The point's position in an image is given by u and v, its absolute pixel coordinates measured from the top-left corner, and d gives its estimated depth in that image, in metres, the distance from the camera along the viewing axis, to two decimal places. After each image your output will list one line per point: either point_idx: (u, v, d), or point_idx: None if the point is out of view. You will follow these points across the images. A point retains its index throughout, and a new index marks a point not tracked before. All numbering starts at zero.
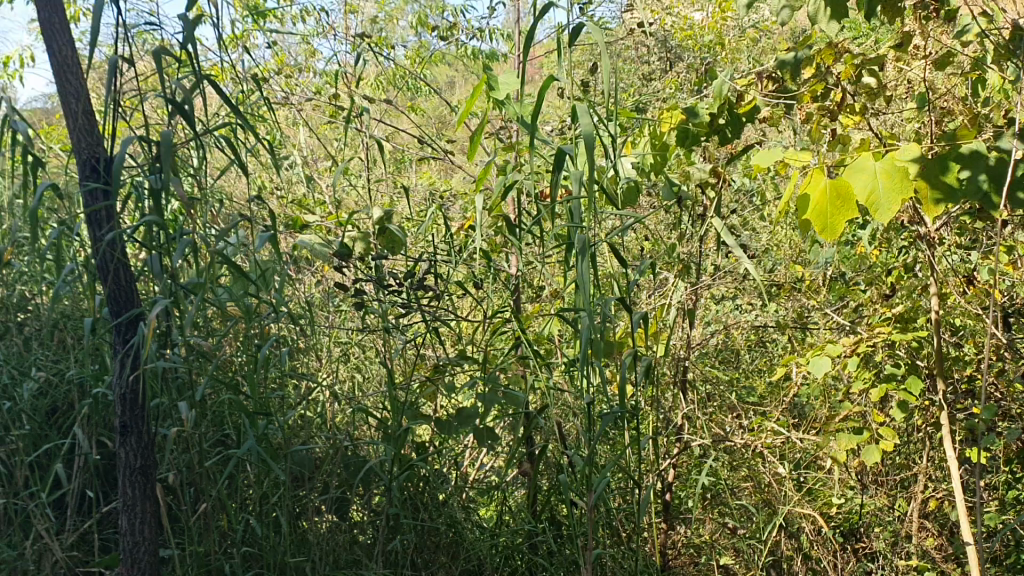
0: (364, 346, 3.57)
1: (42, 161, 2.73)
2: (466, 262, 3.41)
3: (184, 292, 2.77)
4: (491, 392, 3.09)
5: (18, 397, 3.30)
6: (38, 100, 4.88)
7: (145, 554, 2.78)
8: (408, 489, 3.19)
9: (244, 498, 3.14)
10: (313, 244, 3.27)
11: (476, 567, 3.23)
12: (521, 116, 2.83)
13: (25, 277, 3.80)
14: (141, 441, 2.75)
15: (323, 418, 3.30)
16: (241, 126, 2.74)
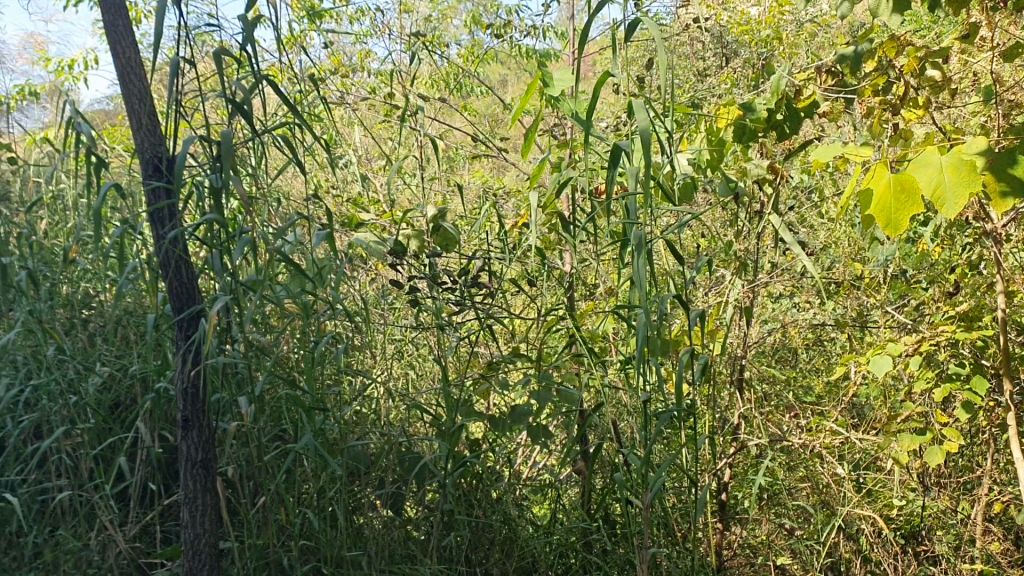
0: (418, 343, 3.59)
1: (107, 162, 2.80)
2: (519, 260, 3.41)
3: (245, 289, 2.82)
4: (545, 390, 3.09)
5: (84, 391, 3.40)
6: (100, 102, 5.00)
7: (206, 545, 2.84)
8: (463, 486, 3.21)
9: (302, 492, 3.19)
10: (368, 243, 3.29)
11: (531, 564, 3.24)
12: (576, 113, 2.83)
13: (90, 275, 3.90)
14: (202, 435, 2.80)
15: (378, 415, 3.33)
16: (299, 126, 2.77)
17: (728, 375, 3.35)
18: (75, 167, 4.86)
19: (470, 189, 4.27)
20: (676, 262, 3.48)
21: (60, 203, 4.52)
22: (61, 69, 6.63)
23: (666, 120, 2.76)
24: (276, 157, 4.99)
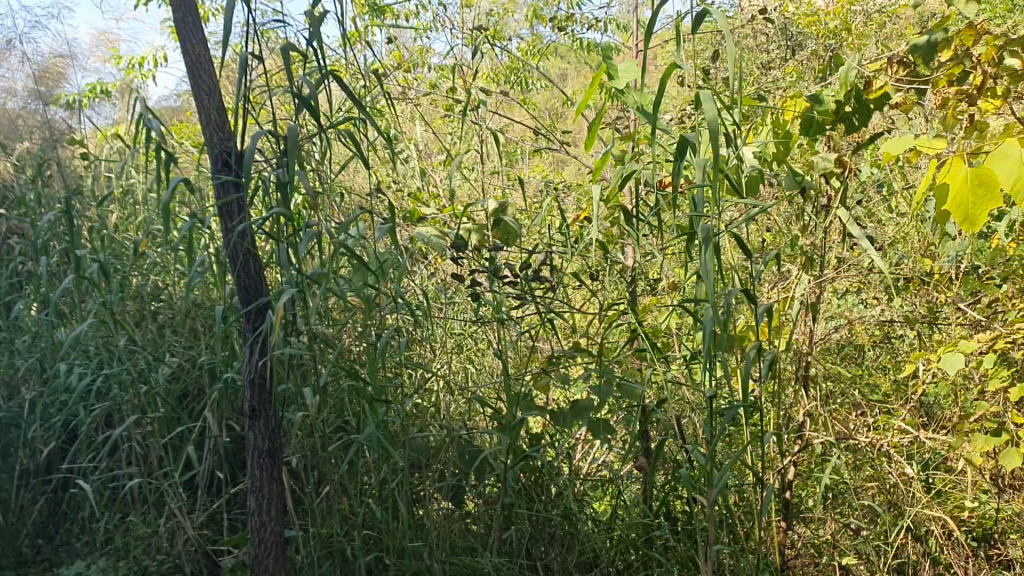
0: (478, 338, 3.60)
1: (176, 158, 2.86)
2: (582, 253, 3.40)
3: (310, 281, 2.84)
4: (606, 384, 3.07)
5: (154, 381, 3.49)
6: (169, 99, 5.13)
7: (272, 533, 2.89)
8: (524, 480, 3.22)
9: (364, 483, 3.23)
10: (429, 237, 3.22)
11: (591, 559, 3.21)
12: (641, 106, 2.81)
13: (159, 268, 3.99)
14: (269, 425, 2.85)
15: (439, 408, 3.35)
16: (364, 121, 2.79)
17: (794, 371, 3.32)
18: (145, 163, 4.99)
19: (531, 182, 4.26)
20: (740, 257, 3.44)
21: (131, 198, 4.64)
22: (132, 67, 6.79)
23: (732, 113, 2.73)
24: (339, 152, 5.05)
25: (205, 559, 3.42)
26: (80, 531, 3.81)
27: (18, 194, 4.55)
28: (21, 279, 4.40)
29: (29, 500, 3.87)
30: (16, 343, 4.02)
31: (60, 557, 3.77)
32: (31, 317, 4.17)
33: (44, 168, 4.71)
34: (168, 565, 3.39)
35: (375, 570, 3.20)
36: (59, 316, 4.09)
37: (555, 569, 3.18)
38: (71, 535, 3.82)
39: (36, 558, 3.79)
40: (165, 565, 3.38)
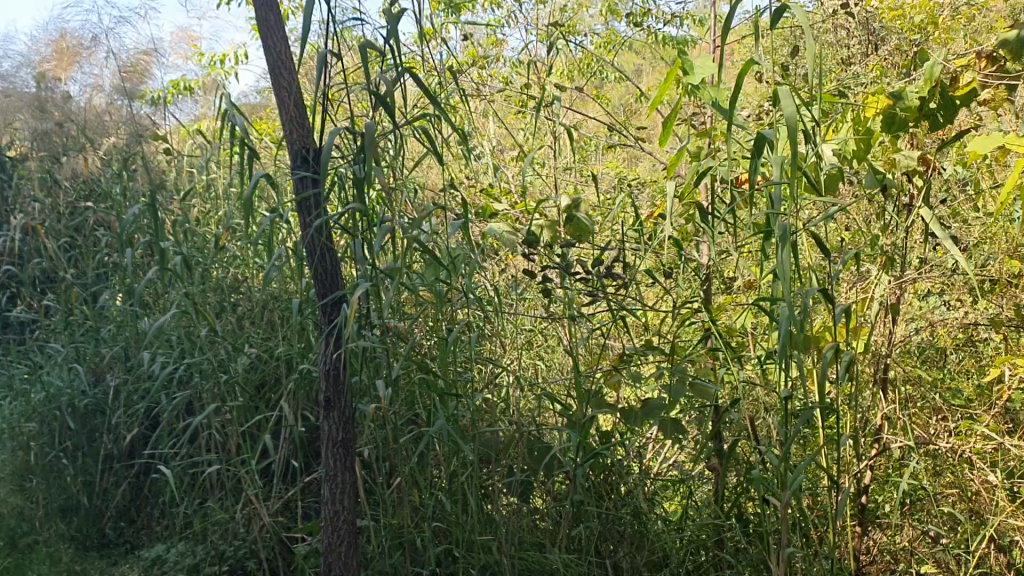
0: (548, 334, 3.59)
1: (257, 153, 2.92)
2: (656, 251, 3.38)
3: (384, 275, 2.87)
4: (679, 383, 3.05)
5: (232, 370, 3.57)
6: (250, 95, 5.25)
7: (344, 522, 2.92)
8: (594, 478, 3.21)
9: (434, 476, 3.26)
10: (501, 233, 3.31)
11: (661, 559, 3.19)
12: (718, 102, 2.78)
13: (239, 261, 4.10)
14: (343, 416, 2.90)
15: (509, 404, 3.36)
16: (438, 117, 2.80)
17: (872, 373, 3.24)
18: (225, 159, 5.13)
19: (605, 178, 4.24)
20: (818, 256, 3.37)
21: (212, 192, 4.76)
22: (213, 65, 6.93)
23: (811, 109, 2.69)
24: (413, 149, 5.09)
25: (279, 546, 3.49)
26: (160, 516, 3.93)
27: (106, 188, 4.73)
28: (107, 271, 4.57)
29: (113, 484, 4.03)
30: (103, 332, 4.20)
31: (140, 540, 3.91)
32: (117, 307, 4.32)
33: (130, 163, 4.88)
34: (244, 551, 3.47)
35: (444, 562, 3.23)
36: (143, 307, 4.24)
37: (624, 568, 3.16)
38: (151, 519, 3.95)
39: (118, 540, 3.95)
40: (241, 550, 3.47)
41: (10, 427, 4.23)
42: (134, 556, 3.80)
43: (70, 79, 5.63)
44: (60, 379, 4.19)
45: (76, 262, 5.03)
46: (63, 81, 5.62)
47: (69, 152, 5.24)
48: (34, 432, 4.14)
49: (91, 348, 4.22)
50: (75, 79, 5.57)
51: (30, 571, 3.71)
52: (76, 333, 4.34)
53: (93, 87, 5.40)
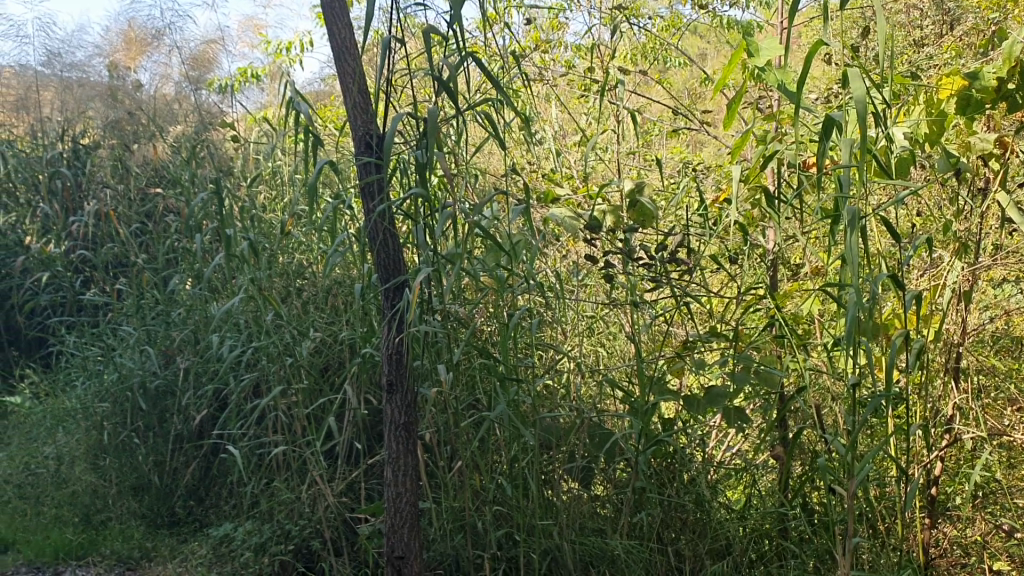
0: (609, 321, 3.54)
1: (322, 140, 2.95)
2: (720, 236, 3.34)
3: (446, 260, 2.89)
4: (743, 370, 3.03)
5: (298, 353, 3.64)
6: (315, 82, 5.32)
7: (407, 504, 2.96)
8: (655, 464, 3.18)
9: (495, 461, 3.27)
10: (563, 218, 3.26)
11: (723, 547, 3.15)
12: (784, 85, 2.74)
13: (305, 247, 4.16)
14: (406, 399, 2.93)
15: (569, 390, 3.35)
16: (501, 102, 2.80)
17: (942, 362, 3.17)
18: (289, 146, 5.19)
19: (669, 162, 4.19)
20: (887, 242, 3.29)
21: (277, 179, 4.84)
22: (279, 52, 7.00)
23: (881, 91, 2.62)
24: (475, 134, 5.08)
25: (343, 527, 3.55)
26: (228, 495, 4.02)
27: (175, 175, 4.84)
28: (176, 256, 4.68)
29: (183, 463, 4.13)
30: (173, 316, 4.31)
31: (209, 518, 4.00)
32: (186, 291, 4.43)
33: (197, 151, 4.98)
34: (309, 530, 3.54)
35: (505, 546, 3.25)
36: (212, 291, 4.34)
37: (686, 555, 3.13)
38: (220, 497, 4.04)
39: (187, 518, 4.04)
40: (306, 530, 3.54)
41: (85, 406, 4.38)
42: (203, 533, 3.90)
43: (140, 67, 5.76)
44: (132, 361, 4.31)
45: (147, 247, 5.17)
46: (134, 70, 5.76)
47: (140, 140, 5.38)
48: (107, 412, 4.28)
49: (161, 331, 4.34)
50: (145, 67, 5.69)
51: (103, 547, 3.88)
52: (147, 316, 4.46)
53: (163, 76, 5.60)
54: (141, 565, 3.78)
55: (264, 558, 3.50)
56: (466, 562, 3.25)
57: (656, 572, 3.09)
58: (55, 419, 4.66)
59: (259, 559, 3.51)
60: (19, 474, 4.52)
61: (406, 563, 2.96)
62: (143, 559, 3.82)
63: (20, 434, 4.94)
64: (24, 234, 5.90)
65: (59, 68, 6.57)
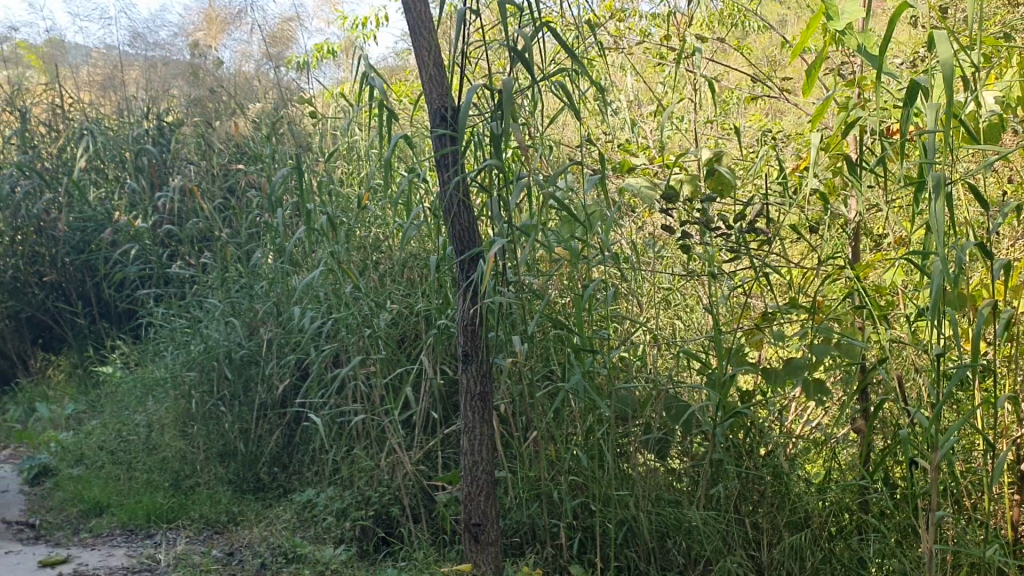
0: (686, 293, 3.53)
1: (397, 114, 2.99)
2: (800, 206, 3.28)
3: (520, 231, 2.91)
4: (824, 341, 3.00)
5: (376, 325, 3.74)
6: (390, 57, 5.35)
7: (483, 473, 3.01)
8: (732, 436, 3.16)
9: (570, 432, 3.29)
10: (640, 187, 3.24)
11: (801, 520, 3.12)
12: (866, 48, 2.67)
13: (381, 221, 4.22)
14: (481, 369, 2.98)
15: (646, 361, 3.35)
16: (577, 72, 2.78)
17: None
18: (365, 120, 5.24)
19: (747, 131, 4.12)
20: (975, 210, 3.19)
21: (355, 153, 4.91)
22: (356, 27, 7.05)
23: (970, 53, 2.53)
24: (550, 106, 5.04)
25: (421, 494, 3.62)
26: (310, 462, 4.12)
27: (256, 151, 4.97)
28: (259, 231, 4.81)
29: (267, 431, 4.26)
30: (256, 289, 4.44)
31: (292, 484, 4.12)
32: (268, 265, 4.55)
33: (277, 128, 5.09)
34: (388, 497, 3.63)
35: (581, 515, 3.28)
36: (292, 264, 4.44)
37: (764, 528, 3.11)
38: (303, 464, 4.15)
39: (272, 484, 4.16)
40: (385, 496, 3.62)
41: (175, 375, 4.55)
42: (287, 498, 4.02)
43: (221, 46, 5.83)
44: (218, 332, 4.45)
45: (230, 222, 5.31)
46: (216, 49, 5.85)
47: (222, 117, 5.51)
48: (195, 380, 4.44)
49: (245, 303, 4.47)
50: (225, 46, 5.79)
51: (192, 511, 4.05)
52: (231, 289, 4.60)
53: (242, 53, 5.66)
54: (228, 527, 3.92)
55: (346, 523, 3.61)
56: (542, 531, 3.29)
57: (734, 544, 3.07)
58: (146, 387, 4.86)
59: (342, 524, 3.63)
60: (113, 439, 4.74)
61: (483, 530, 3.04)
62: (230, 522, 3.96)
63: (113, 401, 5.16)
64: (114, 209, 6.11)
65: (144, 48, 6.67)
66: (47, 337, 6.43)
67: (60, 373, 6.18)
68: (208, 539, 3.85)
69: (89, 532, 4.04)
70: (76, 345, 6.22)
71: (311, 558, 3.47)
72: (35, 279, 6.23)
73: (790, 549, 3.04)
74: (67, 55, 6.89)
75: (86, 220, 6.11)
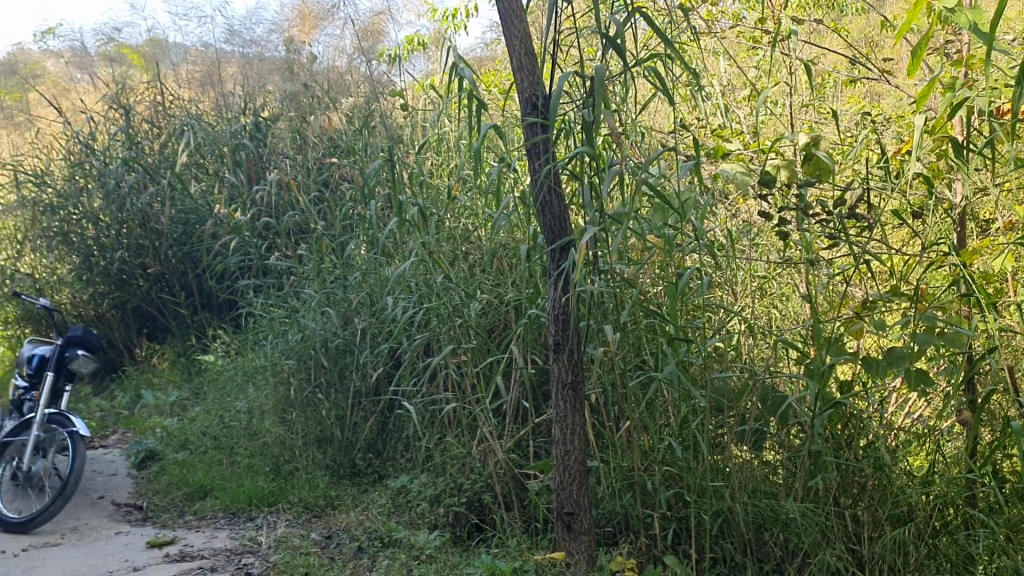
0: (782, 281, 3.46)
1: (488, 104, 3.01)
2: (903, 190, 3.18)
3: (612, 219, 2.90)
4: (928, 330, 2.89)
5: (468, 314, 3.77)
6: (479, 48, 5.36)
7: (575, 462, 3.03)
8: (831, 428, 3.09)
9: (664, 423, 3.26)
10: (734, 173, 3.18)
11: (904, 514, 3.02)
12: (976, 25, 2.55)
13: (472, 211, 4.25)
14: (572, 359, 2.99)
15: (740, 351, 3.29)
16: (670, 57, 2.75)
17: None
18: (455, 111, 5.27)
19: (844, 115, 4.01)
20: None
21: (445, 144, 4.95)
22: (446, 19, 7.09)
23: None
24: (641, 93, 4.98)
25: (513, 482, 3.65)
26: (404, 449, 4.19)
27: (349, 144, 5.06)
28: (352, 222, 4.91)
29: (362, 418, 4.34)
30: (350, 279, 4.53)
31: (387, 470, 4.20)
32: (361, 256, 4.63)
33: (369, 121, 5.17)
34: (480, 484, 3.66)
35: (675, 506, 3.25)
36: (385, 255, 4.51)
37: (864, 522, 3.03)
38: (396, 451, 4.22)
39: (367, 469, 4.25)
40: (477, 483, 3.66)
41: (273, 363, 4.68)
42: (382, 484, 4.10)
43: (314, 41, 6.01)
44: (314, 322, 4.55)
45: (324, 214, 5.43)
46: (308, 44, 6.02)
47: (316, 111, 5.62)
48: (293, 368, 4.56)
49: (339, 293, 4.56)
50: (319, 41, 5.96)
51: (291, 495, 4.18)
52: (326, 280, 4.70)
53: (335, 48, 5.84)
54: (326, 511, 4.03)
55: (439, 509, 3.66)
56: (636, 521, 3.28)
57: (833, 537, 3.00)
58: (246, 375, 5.02)
59: (435, 510, 3.68)
60: (215, 425, 4.91)
61: (576, 519, 3.06)
62: (327, 506, 4.06)
63: (215, 388, 5.34)
64: (213, 202, 6.32)
65: (240, 45, 6.74)
66: (151, 326, 6.74)
67: (165, 361, 6.46)
68: (307, 523, 3.96)
69: (195, 514, 4.22)
70: (179, 334, 6.48)
71: (406, 542, 3.53)
72: (140, 271, 6.50)
73: (892, 543, 2.96)
74: (168, 54, 6.99)
75: (187, 213, 6.34)
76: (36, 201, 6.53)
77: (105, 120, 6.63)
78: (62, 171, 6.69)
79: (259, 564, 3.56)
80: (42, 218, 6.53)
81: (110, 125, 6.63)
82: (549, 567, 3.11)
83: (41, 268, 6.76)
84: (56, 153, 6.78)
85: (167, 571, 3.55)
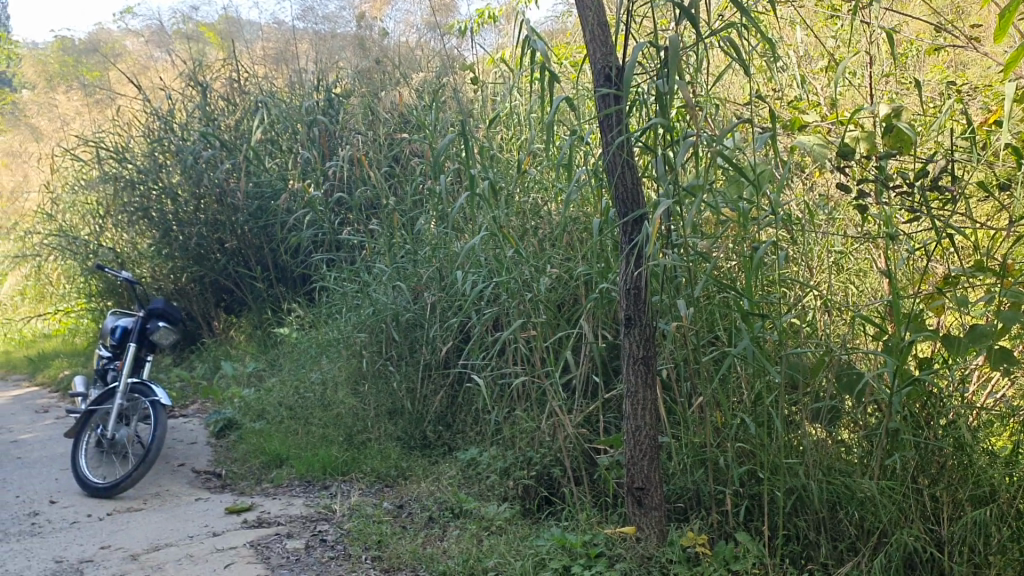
0: (861, 255, 3.38)
1: (559, 77, 2.99)
2: (989, 162, 3.07)
3: (685, 193, 2.86)
4: (1013, 307, 2.79)
5: (538, 289, 3.77)
6: (549, 20, 5.32)
7: (646, 437, 3.03)
8: (910, 406, 3.01)
9: (736, 399, 3.23)
10: (812, 145, 3.11)
11: (986, 495, 2.94)
12: None
13: (542, 185, 4.23)
14: (643, 333, 2.98)
15: (816, 327, 3.23)
16: (746, 25, 2.69)
17: None
18: (526, 84, 5.24)
19: (927, 84, 3.88)
20: None
21: (515, 118, 4.93)
22: None
23: None
24: (714, 64, 4.88)
25: (583, 457, 3.65)
26: (473, 421, 4.23)
27: (419, 119, 5.08)
28: (423, 197, 4.94)
29: (433, 390, 4.39)
30: (421, 253, 4.56)
31: (457, 442, 4.24)
32: (432, 231, 4.66)
33: (439, 95, 5.18)
34: (550, 458, 3.67)
35: (748, 482, 3.22)
36: (455, 230, 4.53)
37: (944, 501, 2.95)
38: (467, 424, 4.26)
39: (437, 441, 4.30)
40: (547, 457, 3.67)
41: (346, 336, 4.76)
42: (452, 456, 4.16)
43: (384, 16, 6.05)
44: (386, 296, 4.61)
45: (395, 188, 5.48)
46: (379, 19, 6.07)
47: (388, 86, 5.65)
48: (365, 341, 4.63)
49: (410, 268, 4.60)
50: (390, 16, 5.99)
51: (364, 465, 4.26)
52: (397, 254, 4.74)
53: (406, 23, 5.86)
54: (398, 481, 4.11)
55: (509, 482, 3.69)
56: (707, 497, 3.25)
57: (912, 516, 2.94)
58: (320, 347, 5.12)
59: (505, 483, 3.71)
60: (291, 396, 5.02)
61: (646, 494, 3.07)
62: (399, 477, 4.14)
63: (289, 360, 5.46)
64: (287, 177, 6.42)
65: (313, 22, 6.60)
66: (228, 299, 6.92)
67: (242, 334, 6.65)
68: (379, 492, 4.04)
69: (271, 482, 4.34)
70: (255, 307, 6.65)
71: (477, 514, 3.58)
72: (217, 245, 6.66)
73: (971, 524, 2.89)
74: (242, 31, 7.01)
75: (262, 188, 6.46)
76: (118, 177, 6.73)
77: (182, 97, 6.78)
78: (142, 147, 6.88)
79: (333, 531, 3.64)
80: (124, 194, 6.73)
81: (187, 102, 6.78)
82: (619, 540, 3.13)
83: (123, 243, 6.98)
84: (135, 129, 6.97)
85: (245, 536, 3.66)
